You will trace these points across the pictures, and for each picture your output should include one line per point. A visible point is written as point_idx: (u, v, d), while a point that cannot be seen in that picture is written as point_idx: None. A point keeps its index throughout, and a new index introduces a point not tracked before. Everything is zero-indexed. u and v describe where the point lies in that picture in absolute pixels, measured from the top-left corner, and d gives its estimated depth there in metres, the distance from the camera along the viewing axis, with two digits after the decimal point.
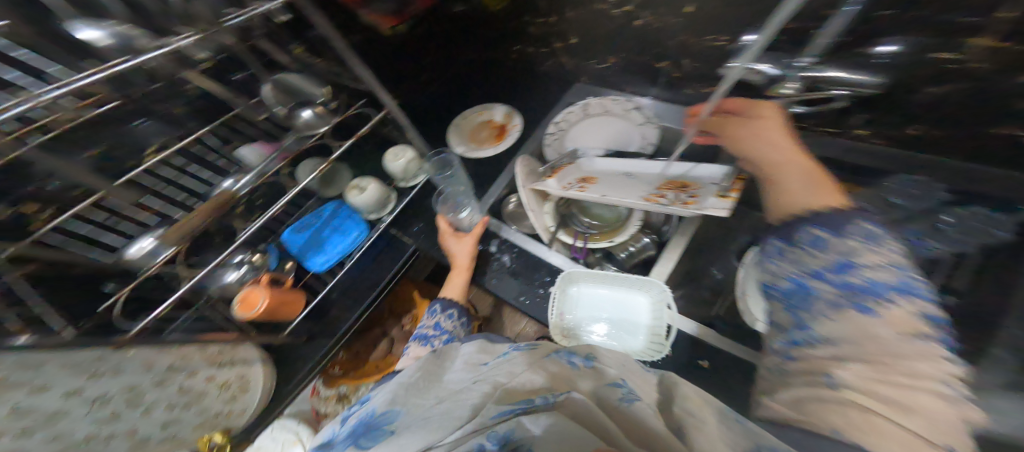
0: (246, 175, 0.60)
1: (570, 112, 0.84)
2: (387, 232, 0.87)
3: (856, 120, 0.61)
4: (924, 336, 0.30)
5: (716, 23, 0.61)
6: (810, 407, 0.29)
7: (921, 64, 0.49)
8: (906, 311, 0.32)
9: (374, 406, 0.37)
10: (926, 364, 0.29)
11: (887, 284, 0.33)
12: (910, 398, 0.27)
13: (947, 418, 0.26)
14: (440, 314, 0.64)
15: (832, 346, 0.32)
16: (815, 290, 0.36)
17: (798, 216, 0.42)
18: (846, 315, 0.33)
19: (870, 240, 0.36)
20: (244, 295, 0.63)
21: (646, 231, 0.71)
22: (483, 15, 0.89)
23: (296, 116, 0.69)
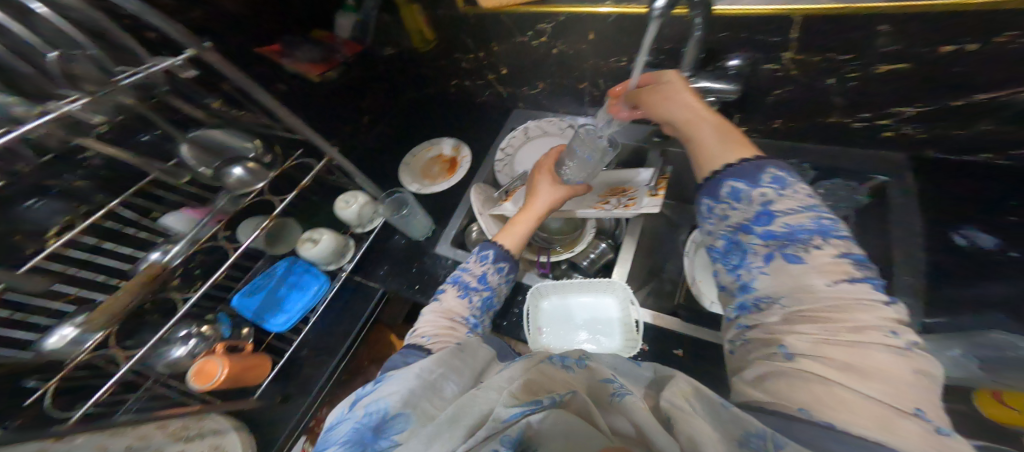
0: (175, 245, 0.55)
1: (512, 137, 0.88)
2: (351, 280, 0.83)
3: (736, 121, 0.73)
4: (854, 280, 0.32)
5: (614, 48, 0.70)
6: (775, 385, 0.29)
7: (760, 73, 0.62)
8: (828, 256, 0.33)
9: (386, 401, 0.34)
10: (865, 315, 0.30)
11: (807, 228, 0.35)
12: (861, 359, 0.27)
13: (903, 373, 0.26)
14: (489, 265, 0.57)
15: (779, 309, 0.34)
16: (750, 248, 0.38)
17: (710, 177, 0.43)
18: (780, 274, 0.35)
19: (781, 187, 0.38)
20: (200, 366, 0.61)
21: (602, 237, 0.75)
22: (416, 58, 0.97)
23: (224, 174, 0.63)
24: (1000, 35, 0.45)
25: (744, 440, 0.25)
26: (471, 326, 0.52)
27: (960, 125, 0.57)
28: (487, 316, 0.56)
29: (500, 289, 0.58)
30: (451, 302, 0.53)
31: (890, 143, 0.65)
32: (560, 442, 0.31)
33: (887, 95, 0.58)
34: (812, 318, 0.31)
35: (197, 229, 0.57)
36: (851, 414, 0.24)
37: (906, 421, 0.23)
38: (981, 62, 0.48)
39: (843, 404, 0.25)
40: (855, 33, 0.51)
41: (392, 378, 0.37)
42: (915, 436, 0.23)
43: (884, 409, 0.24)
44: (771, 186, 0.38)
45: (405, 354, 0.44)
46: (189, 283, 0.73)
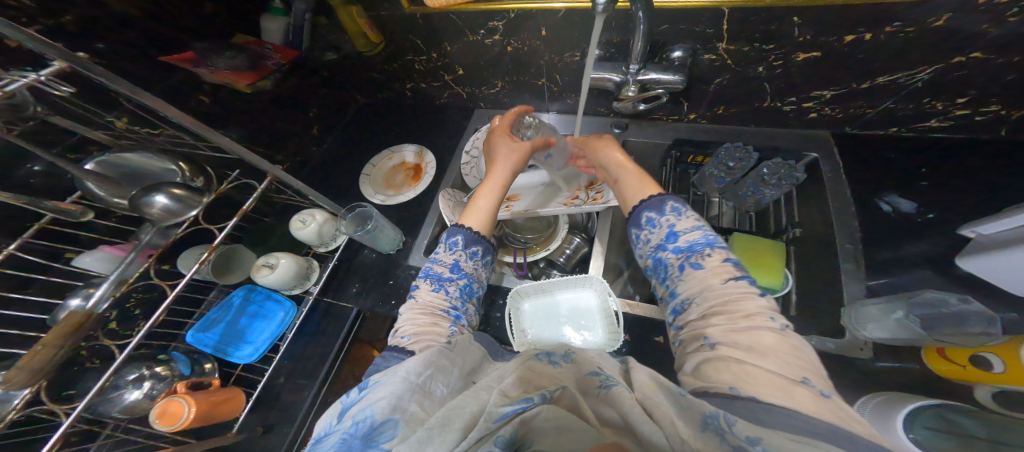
0: (99, 287, 0.46)
1: (476, 139, 0.87)
2: (320, 302, 0.80)
3: (685, 109, 0.78)
4: (737, 278, 0.40)
5: (567, 43, 0.70)
6: (706, 372, 0.34)
7: (699, 63, 0.66)
8: (719, 260, 0.42)
9: (372, 408, 0.32)
10: (752, 304, 0.37)
11: (699, 242, 0.44)
12: (756, 341, 0.34)
13: (784, 348, 0.33)
14: (461, 251, 0.54)
15: (695, 307, 0.40)
16: (666, 262, 0.45)
17: (633, 208, 0.52)
18: (691, 279, 0.42)
19: (678, 213, 0.48)
20: (162, 408, 0.56)
21: (577, 231, 0.81)
22: (363, 59, 0.92)
23: (141, 205, 0.51)
24: (888, 25, 0.52)
25: (704, 424, 0.27)
26: (453, 317, 0.49)
27: (868, 105, 0.66)
28: (470, 304, 0.53)
29: (477, 274, 0.55)
30: (427, 297, 0.51)
31: (816, 124, 0.73)
32: (552, 438, 0.31)
33: (809, 80, 0.64)
34: (718, 311, 0.38)
35: (121, 268, 0.47)
36: (764, 388, 0.29)
37: (799, 388, 0.29)
38: (875, 48, 0.55)
39: (756, 380, 0.30)
40: (773, 24, 0.56)
41: (377, 382, 0.35)
42: (807, 400, 0.28)
43: (781, 380, 0.30)
44: (673, 214, 0.48)
45: (387, 356, 0.42)
46: (128, 324, 0.67)
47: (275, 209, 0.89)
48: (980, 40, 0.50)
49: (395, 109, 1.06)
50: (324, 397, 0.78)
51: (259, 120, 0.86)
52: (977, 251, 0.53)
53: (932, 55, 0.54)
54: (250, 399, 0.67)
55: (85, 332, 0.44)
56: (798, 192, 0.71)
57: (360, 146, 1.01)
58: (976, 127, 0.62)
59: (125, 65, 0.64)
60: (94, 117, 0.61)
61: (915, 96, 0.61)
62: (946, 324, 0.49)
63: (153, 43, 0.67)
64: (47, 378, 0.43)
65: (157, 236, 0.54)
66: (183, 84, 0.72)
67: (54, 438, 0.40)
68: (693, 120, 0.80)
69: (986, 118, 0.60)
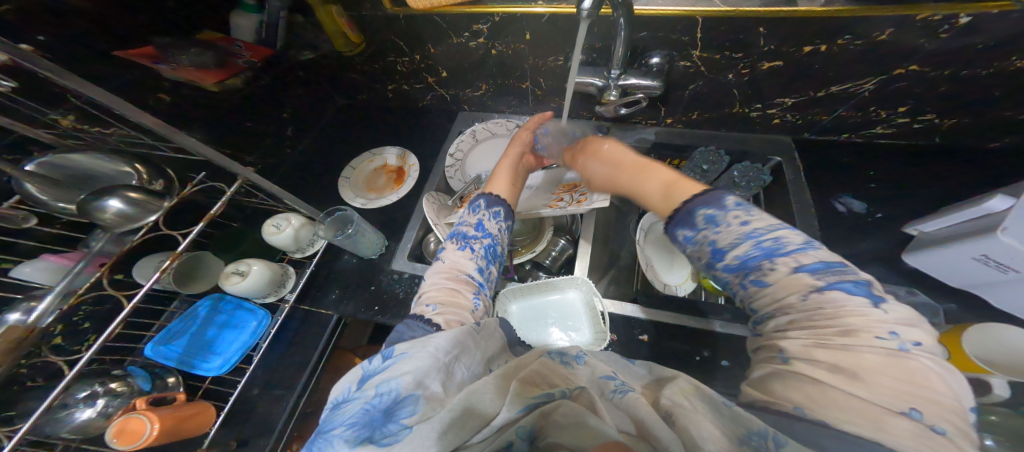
0: (43, 298, 0.43)
1: (460, 142, 0.87)
2: (297, 310, 0.77)
3: (662, 114, 0.81)
4: (822, 289, 0.34)
5: (550, 48, 0.71)
6: (774, 387, 0.34)
7: (676, 70, 0.69)
8: (788, 273, 0.36)
9: (397, 381, 0.32)
10: (854, 318, 0.32)
11: (754, 255, 0.37)
12: (848, 361, 0.30)
13: (891, 372, 0.29)
14: (484, 212, 0.57)
15: (772, 322, 0.37)
16: (724, 281, 0.41)
17: (665, 222, 0.46)
18: (761, 297, 0.38)
19: (715, 225, 0.41)
20: (120, 426, 0.50)
21: (561, 233, 0.82)
22: (340, 58, 0.89)
23: (93, 210, 0.47)
24: (842, 38, 0.57)
25: (746, 438, 0.28)
26: (477, 284, 0.50)
27: (824, 112, 0.71)
28: (495, 265, 0.55)
29: (501, 235, 0.57)
30: (453, 257, 0.53)
31: (781, 129, 0.78)
32: (571, 433, 0.32)
33: (773, 89, 0.69)
34: (802, 325, 0.34)
35: (71, 278, 0.45)
36: (841, 412, 0.28)
37: (896, 419, 0.27)
38: (831, 60, 0.60)
39: (835, 404, 0.29)
40: (743, 35, 0.60)
41: (404, 354, 0.34)
42: (902, 433, 0.26)
43: (872, 408, 0.28)
44: (709, 226, 0.41)
45: (413, 326, 0.41)
46: (77, 339, 0.62)
47: (246, 213, 0.85)
48: (918, 54, 0.56)
49: (375, 110, 1.03)
50: (302, 408, 0.75)
51: (227, 119, 0.81)
52: (927, 245, 0.60)
53: (880, 67, 0.59)
54: (220, 415, 0.63)
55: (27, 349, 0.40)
56: (765, 193, 0.76)
57: (337, 147, 0.98)
58: (918, 134, 0.69)
59: (73, 59, 0.59)
60: (35, 114, 0.56)
61: (865, 104, 0.67)
62: None
63: (106, 36, 0.62)
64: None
65: (110, 244, 0.51)
66: (141, 80, 0.67)
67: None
68: (669, 125, 0.84)
69: (924, 126, 0.67)
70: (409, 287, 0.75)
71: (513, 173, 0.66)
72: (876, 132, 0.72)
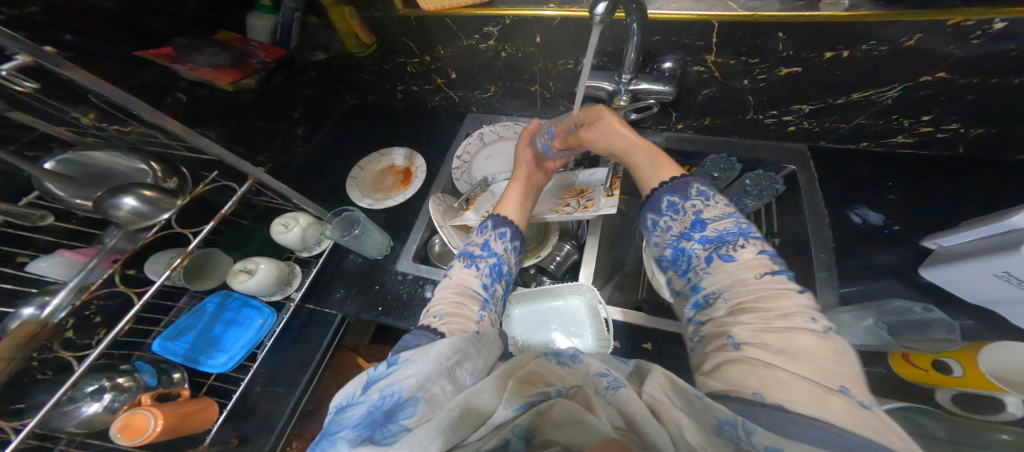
0: (59, 292, 0.43)
1: (468, 144, 0.87)
2: (302, 308, 0.77)
3: (673, 119, 0.80)
4: (774, 272, 0.39)
5: (561, 51, 0.71)
6: (729, 374, 0.34)
7: (688, 74, 0.68)
8: (753, 253, 0.40)
9: (399, 384, 0.32)
10: (787, 300, 0.36)
11: (731, 231, 0.42)
12: (790, 343, 0.33)
13: (823, 353, 0.32)
14: (491, 232, 0.56)
15: (721, 303, 0.39)
16: (691, 253, 0.44)
17: (650, 193, 0.51)
18: (719, 271, 0.41)
19: (706, 199, 0.46)
20: (124, 421, 0.51)
21: (567, 238, 0.81)
22: (353, 60, 0.90)
23: (109, 207, 0.48)
24: (865, 44, 0.55)
25: (719, 429, 0.27)
26: (483, 300, 0.49)
27: (842, 119, 0.69)
28: (500, 285, 0.53)
29: (507, 256, 0.56)
30: (460, 274, 0.52)
31: (795, 136, 0.76)
32: (564, 431, 0.31)
33: (788, 95, 0.67)
34: (747, 309, 0.37)
35: (85, 274, 0.44)
36: (792, 394, 0.29)
37: (833, 397, 0.28)
38: (851, 66, 0.59)
39: (785, 386, 0.30)
40: (759, 40, 0.59)
41: (408, 360, 0.34)
42: (843, 410, 0.27)
43: (815, 388, 0.29)
44: (699, 199, 0.46)
45: (419, 335, 0.41)
46: (87, 333, 0.63)
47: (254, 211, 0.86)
48: (945, 61, 0.54)
49: (385, 111, 1.04)
50: (305, 406, 0.75)
51: (240, 119, 0.83)
52: (942, 261, 0.58)
53: (902, 74, 0.58)
54: (223, 411, 0.63)
55: (38, 344, 0.40)
56: (778, 202, 0.74)
57: (347, 148, 0.99)
58: (939, 142, 0.67)
59: (96, 58, 0.61)
60: (56, 112, 0.57)
61: (885, 112, 0.65)
62: (912, 331, 0.52)
63: (128, 35, 0.64)
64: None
65: (122, 241, 0.52)
66: (160, 79, 0.69)
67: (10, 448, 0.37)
68: (680, 130, 0.83)
69: (947, 135, 0.65)
70: (413, 289, 0.75)
71: (523, 196, 0.63)
72: (896, 140, 0.70)
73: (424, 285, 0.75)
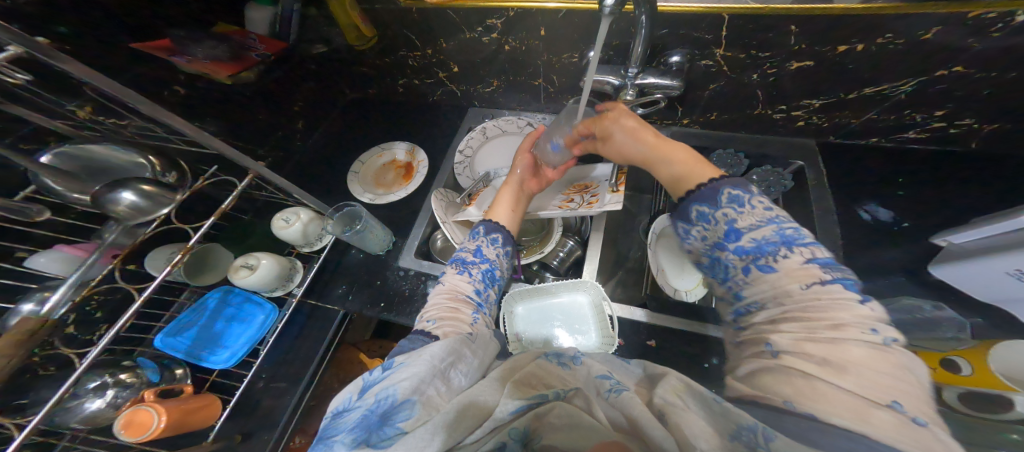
0: (59, 288, 0.42)
1: (471, 138, 0.86)
2: (304, 304, 0.77)
3: (678, 114, 0.79)
4: (825, 282, 0.34)
5: (566, 44, 0.70)
6: (764, 381, 0.33)
7: (695, 68, 0.67)
8: (799, 262, 0.36)
9: (394, 387, 0.31)
10: (845, 312, 0.32)
11: (771, 240, 0.38)
12: (838, 354, 0.30)
13: (876, 366, 0.29)
14: (482, 238, 0.57)
15: (764, 312, 0.37)
16: (727, 263, 0.41)
17: (680, 199, 0.47)
18: (760, 282, 0.38)
19: (739, 204, 0.41)
20: (128, 417, 0.51)
21: (569, 234, 0.81)
22: (354, 53, 0.89)
23: (105, 202, 0.47)
24: (880, 37, 0.54)
25: (737, 434, 0.27)
26: (476, 304, 0.49)
27: (851, 114, 0.68)
28: (492, 289, 0.54)
29: (499, 261, 0.56)
30: (453, 280, 0.52)
31: (801, 131, 0.75)
32: (564, 433, 0.32)
33: (797, 89, 0.66)
34: (793, 317, 0.34)
35: (82, 270, 0.43)
36: (829, 405, 0.28)
37: (879, 411, 0.26)
38: (864, 59, 0.58)
39: (822, 398, 0.28)
40: (770, 33, 0.58)
41: (402, 364, 0.34)
42: (887, 425, 0.25)
43: (858, 401, 0.27)
44: (732, 205, 0.41)
45: (413, 339, 0.41)
46: (88, 329, 0.62)
47: (255, 206, 0.85)
48: (962, 54, 0.53)
49: (386, 106, 1.03)
50: (307, 402, 0.75)
51: (239, 113, 0.82)
52: (954, 258, 0.57)
53: (914, 67, 0.57)
54: (226, 408, 0.63)
55: (39, 340, 0.39)
56: (784, 198, 0.74)
57: (348, 143, 0.98)
58: (948, 138, 0.66)
59: (92, 51, 0.60)
60: (53, 106, 0.56)
61: (896, 106, 0.64)
62: (921, 330, 0.56)
63: (125, 27, 0.63)
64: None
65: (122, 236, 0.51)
66: (157, 72, 0.68)
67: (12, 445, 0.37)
68: (685, 125, 0.82)
69: (959, 131, 0.64)
70: (416, 284, 0.75)
71: (515, 202, 0.65)
72: (907, 136, 0.69)
73: (426, 281, 0.75)
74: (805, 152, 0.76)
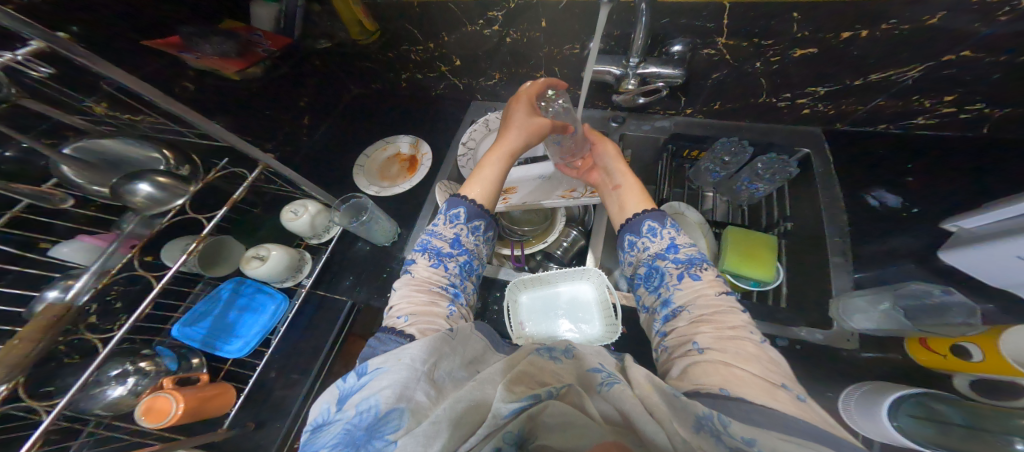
0: (81, 277, 0.44)
1: (473, 131, 0.87)
2: (313, 295, 0.79)
3: (681, 104, 0.79)
4: (727, 292, 0.47)
5: (567, 35, 0.69)
6: (694, 373, 0.38)
7: (698, 57, 0.66)
8: (711, 274, 0.49)
9: (375, 397, 0.32)
10: (737, 316, 0.44)
11: (697, 256, 0.51)
12: (741, 348, 0.39)
13: (763, 357, 0.38)
14: (461, 225, 0.57)
15: (687, 314, 0.46)
16: (664, 270, 0.51)
17: (630, 218, 0.58)
18: (687, 287, 0.48)
19: (677, 229, 0.55)
20: (148, 404, 0.54)
21: (573, 224, 0.80)
22: (358, 48, 0.90)
23: (124, 194, 0.49)
24: (884, 23, 0.53)
25: (699, 423, 0.30)
26: (453, 294, 0.52)
27: (858, 101, 0.67)
28: (469, 281, 0.56)
29: (478, 250, 0.58)
30: (424, 272, 0.53)
31: (807, 119, 0.74)
32: (559, 432, 0.33)
33: (802, 77, 0.65)
34: (706, 320, 0.44)
35: (104, 259, 0.45)
36: (747, 387, 0.34)
37: (778, 391, 0.34)
38: (870, 45, 0.57)
39: (742, 382, 0.35)
40: (772, 21, 0.57)
41: (380, 369, 0.35)
42: (787, 400, 0.33)
43: (764, 383, 0.35)
44: (674, 229, 0.54)
45: (385, 340, 0.42)
46: (109, 318, 0.65)
47: (265, 200, 0.87)
48: (969, 39, 0.52)
49: (390, 100, 1.04)
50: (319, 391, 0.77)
51: (247, 109, 0.84)
52: (958, 244, 0.56)
53: (921, 53, 0.56)
54: (241, 395, 0.65)
55: (66, 325, 0.41)
56: (790, 186, 0.72)
57: (353, 137, 0.99)
58: (958, 124, 0.65)
59: (104, 48, 0.61)
60: (70, 101, 0.58)
61: (907, 92, 0.63)
62: (929, 315, 0.52)
63: (135, 24, 0.64)
64: (23, 374, 0.40)
65: (141, 226, 0.52)
66: (167, 69, 0.70)
67: (38, 432, 0.38)
68: (688, 115, 0.81)
69: (970, 117, 0.62)
70: None
71: (501, 177, 0.63)
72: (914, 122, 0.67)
73: None
74: (812, 141, 0.75)
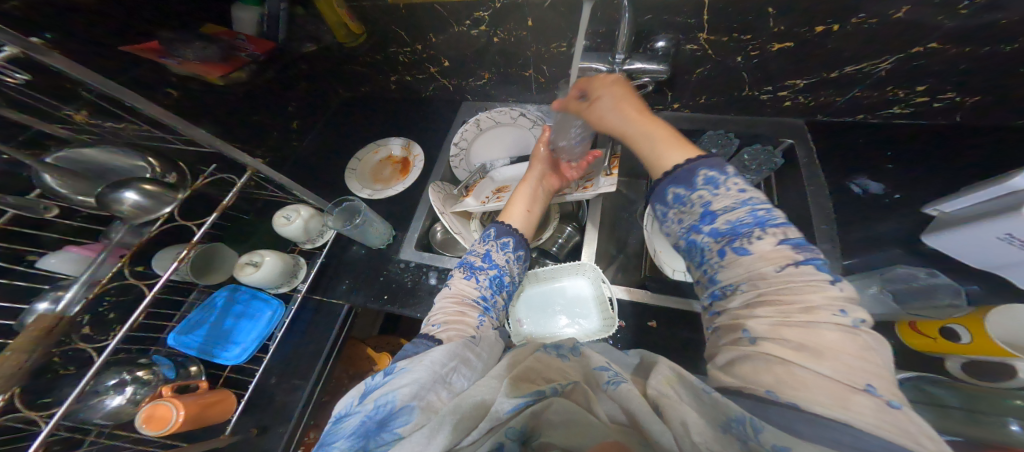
0: (71, 287, 0.43)
1: (465, 130, 0.86)
2: (309, 300, 0.79)
3: (669, 99, 0.79)
4: (798, 263, 0.35)
5: (553, 34, 0.69)
6: (741, 370, 0.33)
7: (682, 54, 0.67)
8: (772, 243, 0.36)
9: (394, 394, 0.33)
10: (817, 296, 0.33)
11: (745, 222, 0.38)
12: (812, 339, 0.31)
13: (849, 349, 0.30)
14: (492, 243, 0.57)
15: (740, 295, 0.37)
16: (702, 245, 0.40)
17: (655, 182, 0.46)
18: (735, 265, 0.38)
19: (714, 187, 0.41)
20: (148, 412, 0.53)
21: (568, 221, 0.82)
22: (344, 51, 0.89)
23: (109, 202, 0.49)
24: (854, 17, 0.55)
25: (728, 426, 0.28)
26: (483, 308, 0.50)
27: (837, 93, 0.69)
28: (501, 297, 0.53)
29: (509, 267, 0.56)
30: (459, 285, 0.52)
31: (791, 111, 0.75)
32: (561, 429, 0.34)
33: (783, 71, 0.67)
34: (768, 301, 0.35)
35: (93, 269, 0.45)
36: (808, 393, 0.28)
37: (857, 397, 0.27)
38: (843, 40, 0.58)
39: (802, 385, 0.29)
40: (750, 16, 0.58)
41: (403, 369, 0.36)
42: (862, 410, 0.26)
43: (836, 386, 0.28)
44: (708, 187, 0.41)
45: (417, 343, 0.42)
46: (104, 329, 0.65)
47: (257, 206, 0.87)
48: (936, 32, 0.53)
49: (380, 102, 1.03)
50: (319, 396, 0.77)
51: (232, 114, 0.83)
52: (942, 227, 0.58)
53: (893, 45, 0.57)
54: (241, 401, 0.66)
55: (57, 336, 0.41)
56: (776, 177, 0.74)
57: (344, 140, 0.98)
58: (935, 113, 0.66)
59: (82, 55, 0.60)
60: (49, 110, 0.57)
61: (880, 84, 0.64)
62: (919, 298, 0.56)
63: (111, 30, 0.63)
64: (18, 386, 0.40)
65: (129, 235, 0.52)
66: (148, 75, 0.68)
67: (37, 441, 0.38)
68: (676, 110, 0.82)
69: (945, 105, 0.64)
70: (417, 276, 0.76)
71: (531, 199, 0.64)
72: (892, 112, 0.69)
73: (427, 274, 0.76)
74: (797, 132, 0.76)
